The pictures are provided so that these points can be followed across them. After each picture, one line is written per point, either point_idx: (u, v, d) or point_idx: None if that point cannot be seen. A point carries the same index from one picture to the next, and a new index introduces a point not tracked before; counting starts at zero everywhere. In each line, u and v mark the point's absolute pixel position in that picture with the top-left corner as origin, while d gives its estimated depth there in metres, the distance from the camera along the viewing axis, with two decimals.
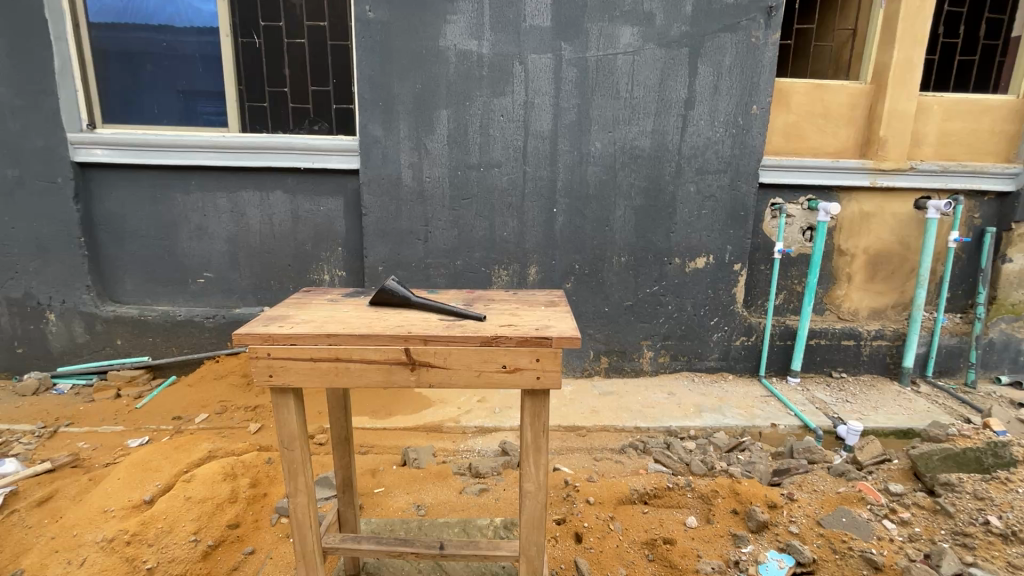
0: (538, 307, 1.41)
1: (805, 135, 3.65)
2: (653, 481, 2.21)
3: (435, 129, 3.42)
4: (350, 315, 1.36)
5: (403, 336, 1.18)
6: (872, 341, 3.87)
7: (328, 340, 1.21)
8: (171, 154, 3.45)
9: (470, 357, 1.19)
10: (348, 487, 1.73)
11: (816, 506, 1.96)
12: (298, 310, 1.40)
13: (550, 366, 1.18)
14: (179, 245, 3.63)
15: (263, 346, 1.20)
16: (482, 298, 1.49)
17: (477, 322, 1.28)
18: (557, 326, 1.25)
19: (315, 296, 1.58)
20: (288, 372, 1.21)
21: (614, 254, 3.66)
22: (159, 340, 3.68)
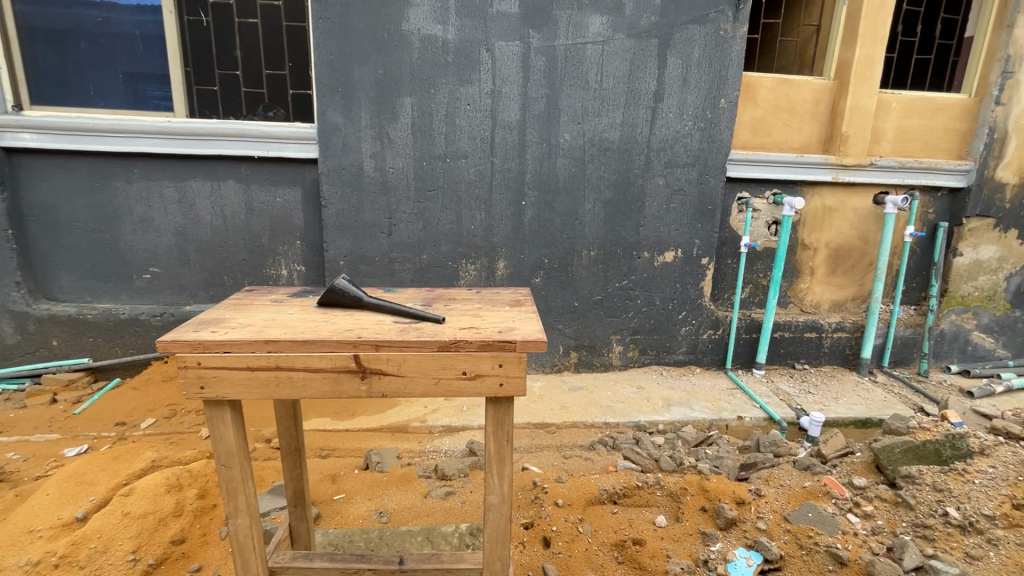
0: (500, 307, 1.32)
1: (771, 130, 3.67)
2: (622, 481, 2.18)
3: (398, 117, 3.28)
4: (296, 318, 1.24)
5: (352, 342, 1.09)
6: (833, 333, 3.95)
7: (267, 348, 1.10)
8: (110, 140, 3.20)
9: (427, 364, 1.12)
10: (299, 500, 1.61)
11: (782, 501, 1.96)
12: (239, 314, 1.28)
13: (513, 371, 1.12)
14: (121, 238, 3.37)
15: (193, 354, 1.09)
16: (442, 300, 1.38)
17: (434, 326, 1.18)
18: (519, 330, 1.16)
19: (260, 296, 1.45)
20: (223, 381, 1.11)
21: (583, 248, 3.61)
22: (101, 340, 3.43)
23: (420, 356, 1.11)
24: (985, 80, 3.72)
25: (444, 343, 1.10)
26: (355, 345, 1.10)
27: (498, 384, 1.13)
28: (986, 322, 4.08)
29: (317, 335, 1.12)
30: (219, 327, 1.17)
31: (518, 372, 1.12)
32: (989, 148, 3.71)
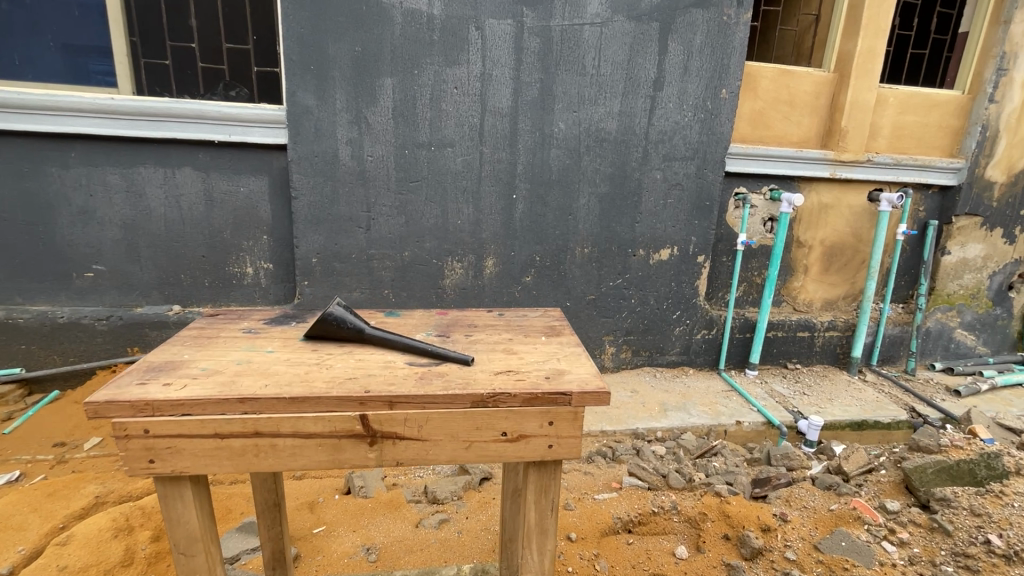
0: (534, 343, 1.34)
1: (770, 123, 3.55)
2: (635, 505, 2.01)
3: (378, 100, 2.97)
4: (280, 367, 1.17)
5: (358, 400, 1.06)
6: (825, 332, 3.89)
7: (241, 411, 1.05)
8: (41, 119, 2.77)
9: (460, 424, 1.11)
10: (277, 559, 1.50)
11: (810, 527, 1.86)
12: (202, 357, 1.21)
13: (563, 428, 1.13)
14: (57, 232, 2.96)
15: (138, 419, 1.02)
16: (457, 330, 1.42)
17: (457, 374, 1.15)
18: (568, 376, 1.16)
19: (231, 330, 1.39)
20: (178, 451, 1.04)
21: (576, 245, 3.40)
22: (36, 347, 3.03)
23: (453, 415, 1.09)
24: (979, 77, 3.67)
25: (480, 397, 1.08)
26: (360, 404, 1.06)
27: (546, 445, 1.15)
28: (969, 319, 4.08)
29: (315, 387, 1.08)
30: (173, 378, 1.09)
31: (568, 429, 1.13)
32: (981, 146, 3.69)
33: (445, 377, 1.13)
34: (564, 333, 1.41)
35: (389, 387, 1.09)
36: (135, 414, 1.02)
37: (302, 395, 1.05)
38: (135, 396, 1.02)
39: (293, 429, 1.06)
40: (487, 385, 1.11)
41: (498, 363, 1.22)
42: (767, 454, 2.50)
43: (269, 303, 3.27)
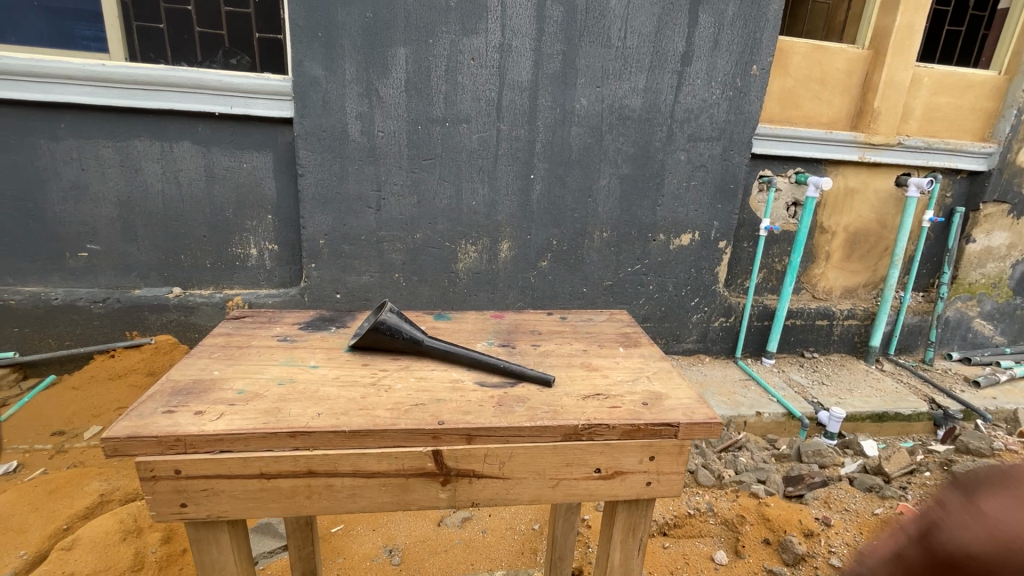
0: (613, 359, 1.33)
1: (800, 103, 3.38)
2: (670, 507, 2.13)
3: (389, 71, 2.77)
4: (333, 390, 1.11)
5: (433, 433, 1.00)
6: (844, 321, 3.79)
7: (292, 446, 0.97)
8: (27, 87, 2.56)
9: (549, 459, 1.06)
10: None
11: (854, 532, 1.98)
12: (234, 374, 1.16)
13: (665, 463, 1.10)
14: (49, 208, 2.78)
15: (167, 457, 0.94)
16: (522, 338, 1.45)
17: (542, 400, 1.12)
18: (671, 403, 1.14)
19: (263, 338, 1.36)
20: (211, 490, 0.97)
21: (595, 228, 3.26)
22: (29, 331, 2.87)
23: (542, 449, 1.04)
24: (1017, 57, 3.51)
25: (574, 429, 1.04)
26: (434, 437, 1.00)
27: (644, 482, 1.12)
28: (989, 309, 4.00)
29: (384, 418, 1.01)
30: (201, 406, 1.03)
31: (670, 466, 1.10)
32: (1015, 130, 3.54)
33: (530, 404, 1.10)
34: (643, 344, 1.43)
35: (466, 417, 1.04)
36: (162, 450, 0.94)
37: (366, 429, 0.98)
38: (164, 430, 0.94)
39: (352, 468, 0.99)
40: (580, 414, 1.07)
41: (580, 385, 1.19)
42: (798, 450, 2.50)
43: (273, 285, 3.12)
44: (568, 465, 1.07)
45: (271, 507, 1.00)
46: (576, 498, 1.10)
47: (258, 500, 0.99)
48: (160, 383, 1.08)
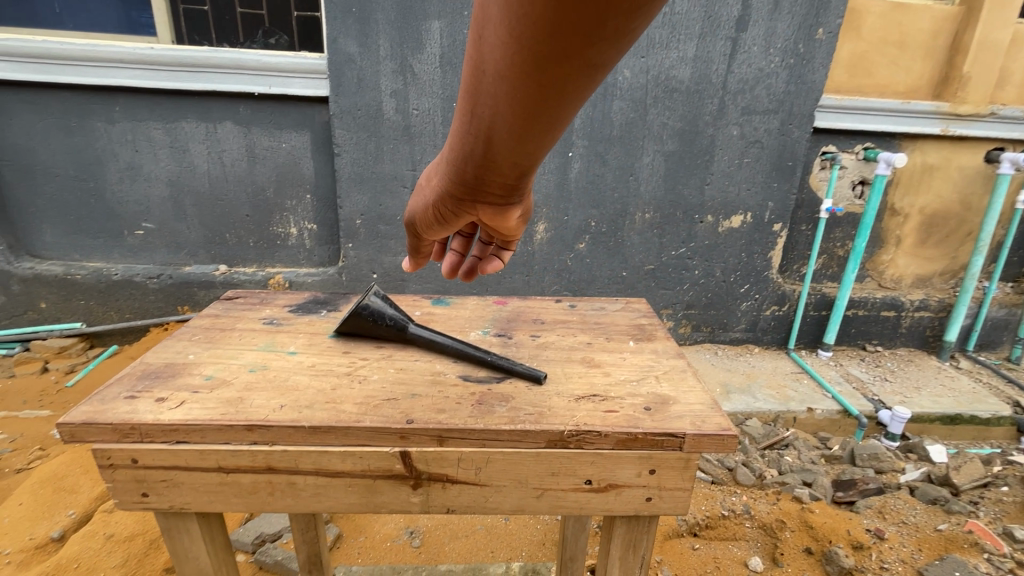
0: (618, 355, 1.28)
1: (872, 70, 3.03)
2: (704, 505, 2.09)
3: (424, 46, 2.70)
4: (304, 379, 1.11)
5: (399, 434, 0.96)
6: (914, 313, 3.43)
7: (248, 441, 0.97)
8: (85, 71, 2.70)
9: (532, 467, 1.00)
10: (315, 564, 1.44)
11: (912, 549, 1.87)
12: (206, 359, 1.17)
13: (668, 478, 1.01)
14: (108, 187, 2.94)
15: (124, 446, 0.95)
16: (521, 329, 1.42)
17: (527, 400, 1.07)
18: (677, 410, 1.05)
19: (248, 321, 1.39)
20: (170, 481, 0.98)
21: (637, 209, 3.10)
22: (94, 303, 3.07)
23: (523, 455, 0.99)
24: None
25: (560, 435, 0.98)
26: (401, 438, 0.97)
27: (644, 497, 1.04)
28: None
29: (350, 414, 0.99)
30: (164, 392, 1.04)
31: (673, 480, 1.02)
32: None
33: (513, 404, 1.05)
34: (656, 339, 1.37)
35: (439, 417, 1.00)
36: (119, 438, 0.95)
37: (327, 425, 0.96)
38: (119, 418, 0.95)
39: (314, 466, 0.98)
40: (569, 419, 1.00)
41: (574, 384, 1.13)
42: (851, 453, 2.44)
43: (314, 265, 3.18)
44: (554, 474, 1.01)
45: (234, 500, 1.01)
46: (564, 510, 1.05)
47: (219, 492, 1.00)
48: (129, 367, 1.11)
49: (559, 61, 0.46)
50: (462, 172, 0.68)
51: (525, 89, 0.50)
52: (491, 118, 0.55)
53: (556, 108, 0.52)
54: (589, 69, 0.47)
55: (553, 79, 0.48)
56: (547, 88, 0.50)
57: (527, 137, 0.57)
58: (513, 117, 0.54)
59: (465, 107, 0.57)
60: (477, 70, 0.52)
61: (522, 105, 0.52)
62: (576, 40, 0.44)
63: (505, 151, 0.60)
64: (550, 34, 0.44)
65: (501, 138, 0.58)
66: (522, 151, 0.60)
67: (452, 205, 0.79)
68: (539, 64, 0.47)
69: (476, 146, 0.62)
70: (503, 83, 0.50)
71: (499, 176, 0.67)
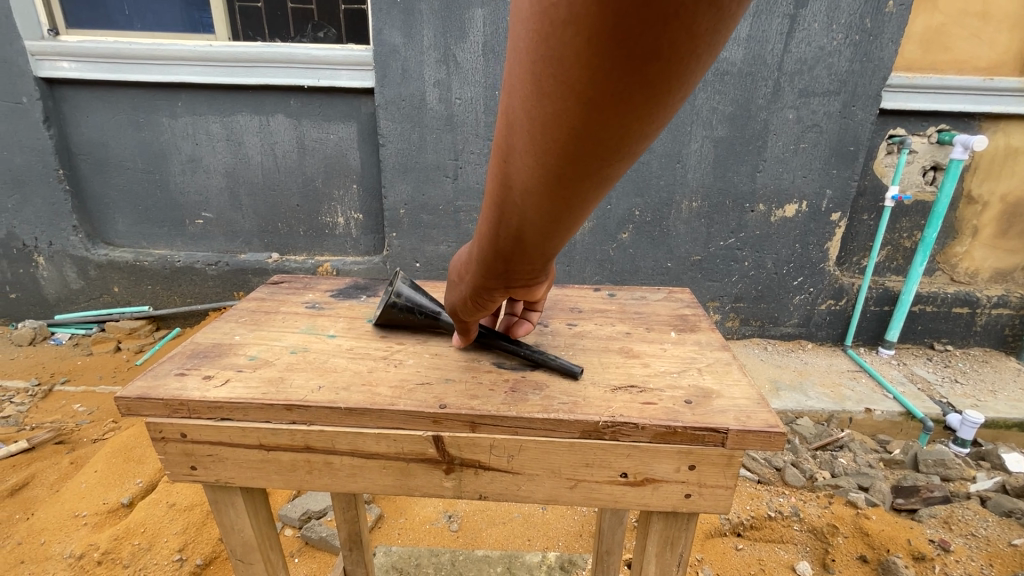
0: (659, 346, 1.24)
1: (949, 45, 2.78)
2: (749, 505, 2.03)
3: (467, 34, 2.69)
4: (342, 362, 1.14)
5: (433, 419, 0.97)
6: (991, 310, 3.16)
7: (288, 421, 1.00)
8: (151, 69, 2.86)
9: (565, 458, 0.99)
10: (355, 543, 1.48)
11: (981, 563, 1.75)
12: (252, 340, 1.22)
13: (709, 475, 0.97)
14: (171, 179, 3.11)
15: (174, 420, 1.01)
16: (557, 317, 1.40)
17: (562, 389, 1.05)
18: (720, 404, 1.00)
19: (291, 305, 1.44)
20: (216, 456, 1.04)
21: (684, 198, 2.99)
22: (160, 288, 3.28)
23: (557, 444, 0.98)
24: None
25: (595, 426, 0.96)
26: (434, 422, 0.98)
27: (683, 494, 1.01)
28: None
29: (384, 398, 1.01)
30: (210, 370, 1.09)
31: (714, 478, 0.98)
32: None
33: (547, 393, 1.04)
34: (700, 330, 1.32)
35: (472, 403, 1.00)
36: (169, 412, 1.01)
37: (362, 407, 0.98)
38: (169, 394, 1.01)
39: (350, 447, 1.01)
40: (604, 410, 0.98)
41: (611, 375, 1.11)
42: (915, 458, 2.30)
43: (360, 253, 3.27)
44: (588, 465, 0.99)
45: (274, 477, 1.05)
46: (598, 503, 1.03)
47: (261, 469, 1.05)
48: (180, 346, 1.17)
49: (584, 180, 0.46)
50: (493, 266, 0.68)
51: (553, 205, 0.50)
52: (520, 223, 0.56)
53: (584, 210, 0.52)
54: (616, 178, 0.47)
55: (580, 194, 0.48)
56: (575, 200, 0.49)
57: (558, 233, 0.57)
58: (543, 221, 0.54)
59: (493, 215, 0.58)
60: (503, 185, 0.53)
61: (552, 212, 0.52)
62: (600, 162, 0.44)
63: (537, 247, 0.60)
64: (576, 159, 0.44)
65: (531, 237, 0.58)
66: (551, 245, 0.60)
67: (484, 293, 0.79)
68: (567, 184, 0.47)
69: (507, 246, 0.62)
70: (531, 197, 0.50)
71: (531, 266, 0.67)
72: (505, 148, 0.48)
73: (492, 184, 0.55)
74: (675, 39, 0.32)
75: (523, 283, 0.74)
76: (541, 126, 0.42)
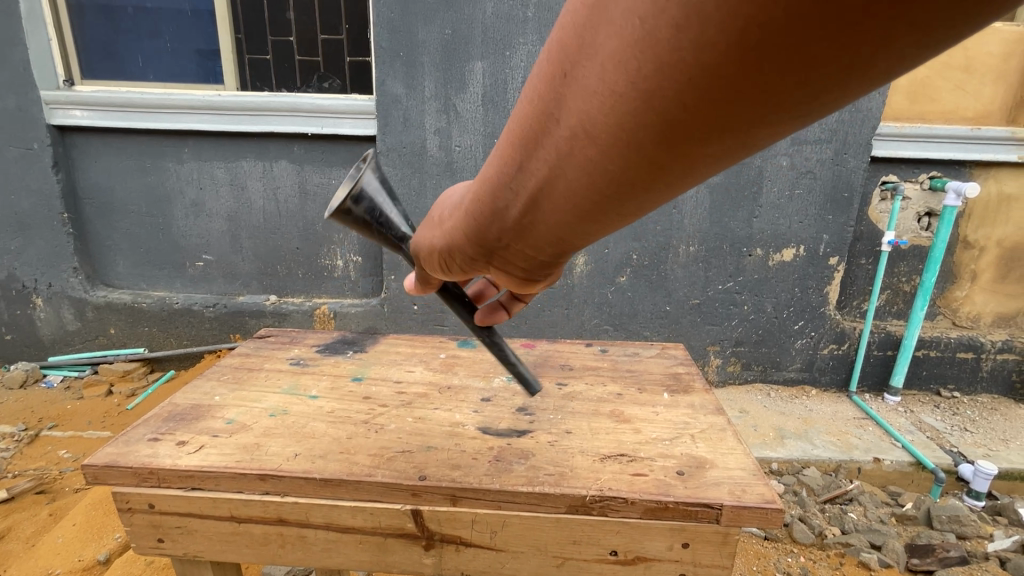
0: (651, 410, 1.36)
1: (935, 97, 2.87)
2: (755, 566, 1.93)
3: (467, 86, 2.78)
4: (322, 426, 1.27)
5: (413, 493, 1.08)
6: (996, 355, 3.11)
7: (260, 491, 1.11)
8: (160, 117, 2.95)
9: (553, 533, 1.08)
10: None
11: None
12: (233, 402, 1.37)
13: (703, 550, 1.07)
14: (174, 222, 3.15)
15: (142, 490, 1.13)
16: (547, 376, 1.55)
17: (547, 458, 1.17)
18: (712, 474, 1.12)
19: (276, 361, 1.60)
20: (185, 526, 1.15)
21: (681, 242, 3.01)
22: (157, 330, 3.26)
23: (542, 520, 1.08)
24: None
25: (582, 501, 1.06)
26: (414, 495, 1.08)
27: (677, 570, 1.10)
28: None
29: (362, 468, 1.12)
30: (184, 436, 1.22)
31: (707, 553, 1.08)
32: None
33: (532, 462, 1.15)
34: (692, 391, 1.45)
35: (453, 474, 1.11)
36: (137, 481, 1.13)
37: (339, 478, 1.09)
38: (139, 462, 1.13)
39: (324, 519, 1.11)
40: (592, 484, 1.09)
41: (601, 443, 1.22)
42: (927, 514, 2.22)
43: (358, 296, 3.26)
44: (576, 543, 1.09)
45: (245, 547, 1.16)
46: None
47: (233, 537, 1.15)
48: (157, 409, 1.31)
49: (689, 123, 0.41)
50: (490, 216, 0.63)
51: (623, 147, 0.44)
52: (560, 166, 0.50)
53: (635, 185, 0.49)
54: (700, 151, 0.44)
55: (669, 145, 0.43)
56: (642, 161, 0.45)
57: (591, 204, 0.53)
58: (587, 174, 0.49)
59: (527, 142, 0.51)
60: (562, 99, 0.46)
61: (604, 164, 0.47)
62: (726, 102, 0.38)
63: (558, 210, 0.56)
64: (693, 94, 0.38)
65: (561, 191, 0.52)
66: (574, 216, 0.55)
67: (461, 252, 0.74)
68: (665, 118, 0.41)
69: (523, 190, 0.56)
70: (597, 130, 0.44)
71: (536, 238, 0.62)
72: (593, 54, 0.41)
73: (540, 96, 0.48)
74: (913, 11, 0.29)
75: (517, 261, 0.70)
76: (679, 11, 0.34)
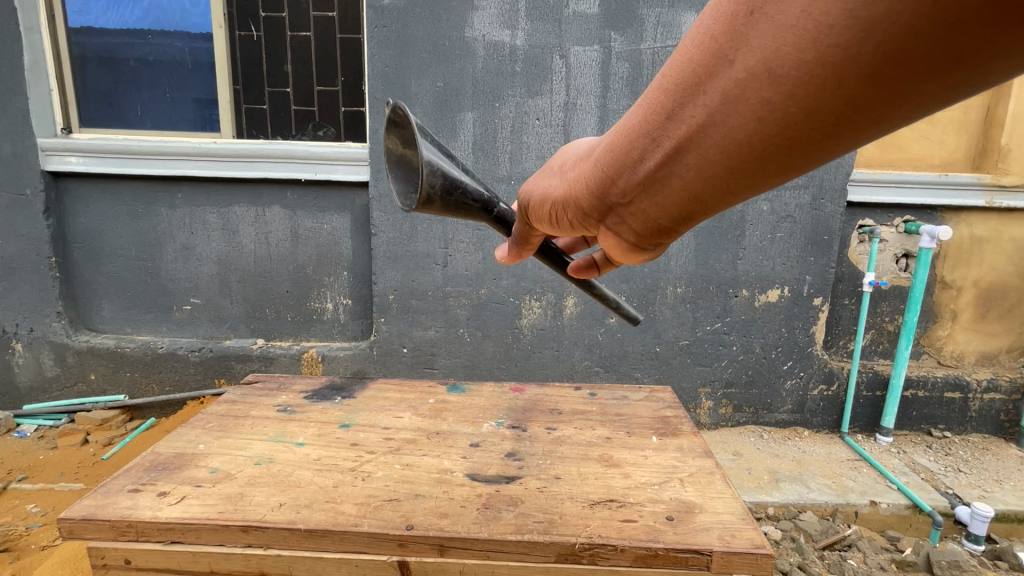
0: (640, 453, 1.35)
1: (903, 146, 3.03)
2: None
3: (458, 134, 2.89)
4: (307, 475, 1.24)
5: (399, 544, 1.05)
6: (983, 395, 3.14)
7: (242, 544, 1.07)
8: (156, 163, 3.00)
9: None
10: None
11: None
12: (216, 451, 1.33)
13: None
14: (164, 265, 3.15)
15: (118, 544, 1.08)
16: (536, 421, 1.53)
17: (535, 506, 1.14)
18: (701, 519, 1.11)
19: (263, 408, 1.57)
20: None
21: (669, 283, 3.06)
22: (138, 375, 3.18)
23: (531, 569, 1.05)
24: None
25: (571, 548, 1.04)
26: (400, 545, 1.05)
27: None
28: None
29: (348, 518, 1.09)
30: (167, 486, 1.19)
31: None
32: None
33: (521, 509, 1.13)
34: (681, 434, 1.44)
35: (441, 523, 1.08)
36: (114, 536, 1.08)
37: (324, 529, 1.05)
38: (117, 516, 1.09)
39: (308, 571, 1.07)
40: (581, 531, 1.06)
41: (591, 488, 1.21)
42: (927, 559, 2.17)
43: (346, 338, 3.23)
44: None
45: None
46: None
47: None
48: (139, 458, 1.28)
49: (881, 83, 0.55)
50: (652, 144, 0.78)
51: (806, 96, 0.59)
52: (729, 96, 0.65)
53: (796, 123, 0.62)
54: (883, 104, 0.57)
55: (862, 99, 0.57)
56: (814, 98, 0.59)
57: (744, 136, 0.66)
58: (755, 108, 0.63)
59: (704, 79, 0.67)
60: (746, 32, 0.61)
61: (778, 100, 0.61)
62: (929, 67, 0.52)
63: (709, 143, 0.70)
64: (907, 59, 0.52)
65: (736, 131, 0.66)
66: (739, 157, 0.69)
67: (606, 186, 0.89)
68: (879, 79, 0.54)
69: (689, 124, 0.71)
70: (779, 67, 0.59)
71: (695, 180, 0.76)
72: None
73: (718, 38, 0.64)
74: None
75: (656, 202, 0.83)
76: None
